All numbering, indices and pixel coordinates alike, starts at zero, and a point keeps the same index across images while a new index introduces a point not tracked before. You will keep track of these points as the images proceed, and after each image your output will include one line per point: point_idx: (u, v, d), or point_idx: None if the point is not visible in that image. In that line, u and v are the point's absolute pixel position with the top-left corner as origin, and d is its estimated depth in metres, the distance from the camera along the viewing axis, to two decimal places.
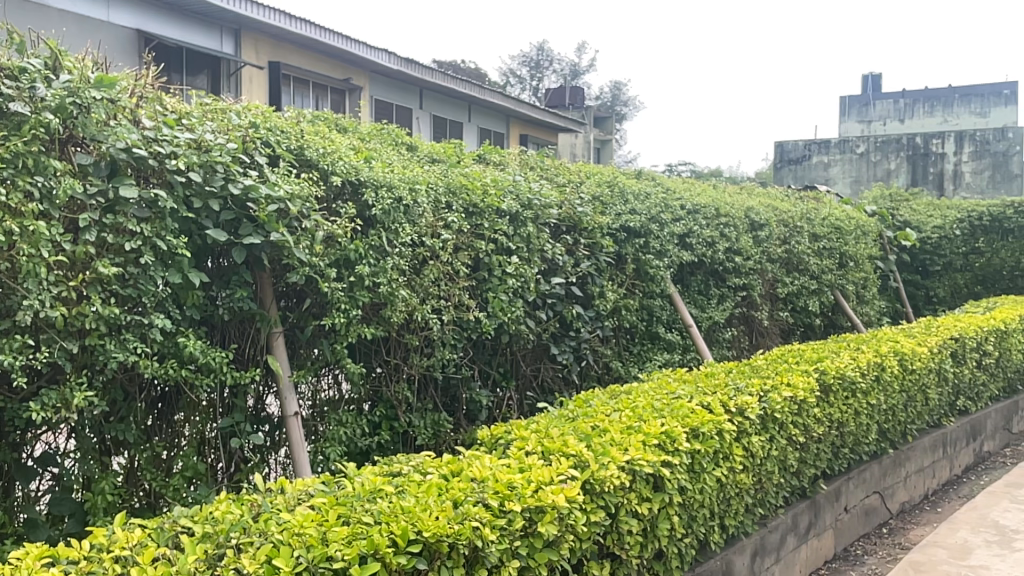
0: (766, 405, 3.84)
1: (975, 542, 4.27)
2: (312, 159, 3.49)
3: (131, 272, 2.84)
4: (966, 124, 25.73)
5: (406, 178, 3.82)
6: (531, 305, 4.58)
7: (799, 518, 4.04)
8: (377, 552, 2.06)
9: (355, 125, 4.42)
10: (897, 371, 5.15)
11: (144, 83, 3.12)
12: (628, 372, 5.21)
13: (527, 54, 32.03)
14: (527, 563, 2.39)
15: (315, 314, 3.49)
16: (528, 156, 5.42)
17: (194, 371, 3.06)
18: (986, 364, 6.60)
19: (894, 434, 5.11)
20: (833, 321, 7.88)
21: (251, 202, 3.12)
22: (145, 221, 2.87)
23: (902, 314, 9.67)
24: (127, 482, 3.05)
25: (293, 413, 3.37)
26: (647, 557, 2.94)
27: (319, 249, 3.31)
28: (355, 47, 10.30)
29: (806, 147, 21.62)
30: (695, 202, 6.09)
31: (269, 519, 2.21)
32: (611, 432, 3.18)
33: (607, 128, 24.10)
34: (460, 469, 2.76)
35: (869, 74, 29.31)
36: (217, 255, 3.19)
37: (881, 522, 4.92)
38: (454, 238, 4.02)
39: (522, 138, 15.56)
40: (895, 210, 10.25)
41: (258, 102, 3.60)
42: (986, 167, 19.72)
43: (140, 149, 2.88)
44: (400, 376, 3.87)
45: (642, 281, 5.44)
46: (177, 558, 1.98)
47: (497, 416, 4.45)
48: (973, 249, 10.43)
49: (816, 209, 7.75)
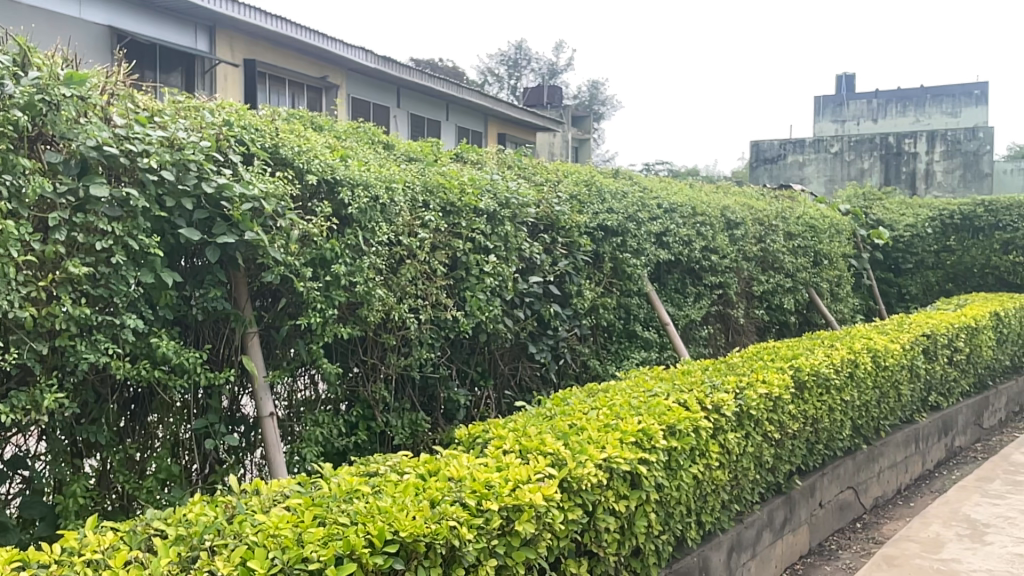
0: (741, 402, 3.87)
1: (947, 536, 4.34)
2: (288, 158, 3.46)
3: (102, 272, 2.80)
4: (937, 124, 26.05)
5: (382, 176, 3.81)
6: (509, 304, 4.58)
7: (774, 514, 4.08)
8: (353, 553, 2.05)
9: (331, 123, 4.39)
10: (871, 367, 5.22)
11: (116, 81, 3.08)
12: (606, 371, 5.23)
13: (505, 53, 32.09)
14: (505, 561, 2.39)
15: (291, 314, 3.46)
16: (506, 155, 5.41)
17: (168, 372, 3.02)
18: (957, 360, 6.70)
19: (868, 430, 5.18)
20: (808, 318, 7.97)
21: (224, 201, 3.10)
22: (117, 220, 2.83)
23: (876, 312, 9.83)
24: (99, 485, 3.02)
25: (268, 413, 3.34)
26: (624, 555, 2.96)
27: (295, 248, 3.28)
28: (331, 44, 10.23)
29: (782, 147, 21.94)
30: (672, 202, 6.11)
31: (244, 521, 2.19)
32: (588, 430, 3.19)
33: (586, 127, 24.19)
34: (438, 468, 2.75)
35: (842, 74, 29.66)
36: (190, 255, 3.16)
37: (855, 517, 4.98)
38: (431, 237, 4.00)
39: (500, 138, 15.56)
40: (869, 209, 10.39)
41: (232, 100, 3.56)
42: (957, 167, 19.98)
43: (111, 147, 2.84)
44: (378, 376, 3.86)
45: (619, 279, 5.47)
46: (150, 561, 1.95)
47: (475, 415, 4.45)
48: (944, 247, 10.54)
49: (791, 208, 7.81)
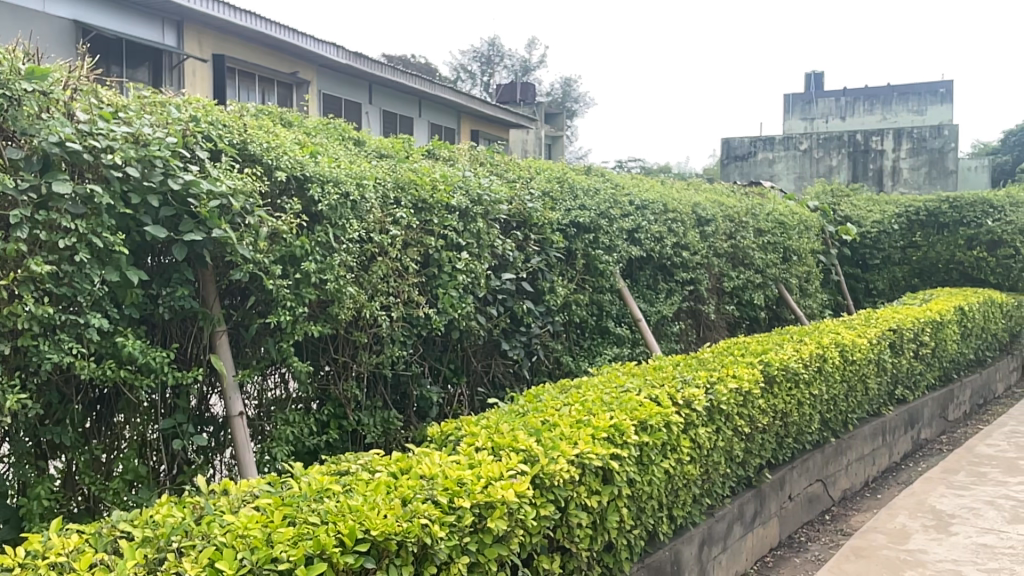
0: (711, 397, 3.90)
1: (913, 527, 4.42)
2: (256, 155, 3.42)
3: (66, 270, 2.74)
4: (904, 122, 26.19)
5: (352, 173, 3.79)
6: (482, 301, 4.57)
7: (744, 507, 4.13)
8: (324, 552, 2.03)
9: (300, 119, 4.37)
10: (839, 362, 5.29)
11: (79, 75, 3.01)
12: (579, 367, 5.26)
13: (477, 50, 32.03)
14: (477, 558, 2.39)
15: (260, 312, 3.42)
16: (478, 151, 5.40)
17: (134, 372, 2.97)
18: (923, 354, 6.82)
19: (836, 423, 5.26)
20: (777, 313, 8.07)
21: (191, 198, 3.05)
22: (80, 217, 2.78)
23: (844, 307, 10.07)
24: (64, 487, 2.96)
25: (237, 412, 3.31)
26: (597, 550, 2.97)
27: (264, 246, 3.24)
28: (301, 40, 10.13)
29: (752, 144, 22.22)
30: (643, 198, 6.15)
31: (212, 521, 2.17)
32: (561, 426, 3.21)
33: (559, 124, 24.22)
34: (409, 466, 2.74)
35: (811, 74, 30.20)
36: (157, 253, 3.12)
37: (823, 509, 5.05)
38: (403, 234, 3.98)
39: (472, 134, 15.52)
40: (837, 206, 10.66)
41: (200, 95, 3.51)
42: (922, 163, 20.25)
43: (74, 143, 2.78)
44: (349, 374, 3.83)
45: (591, 277, 5.49)
46: (116, 563, 1.92)
47: (448, 412, 4.43)
48: (910, 243, 10.63)
49: (761, 204, 7.90)
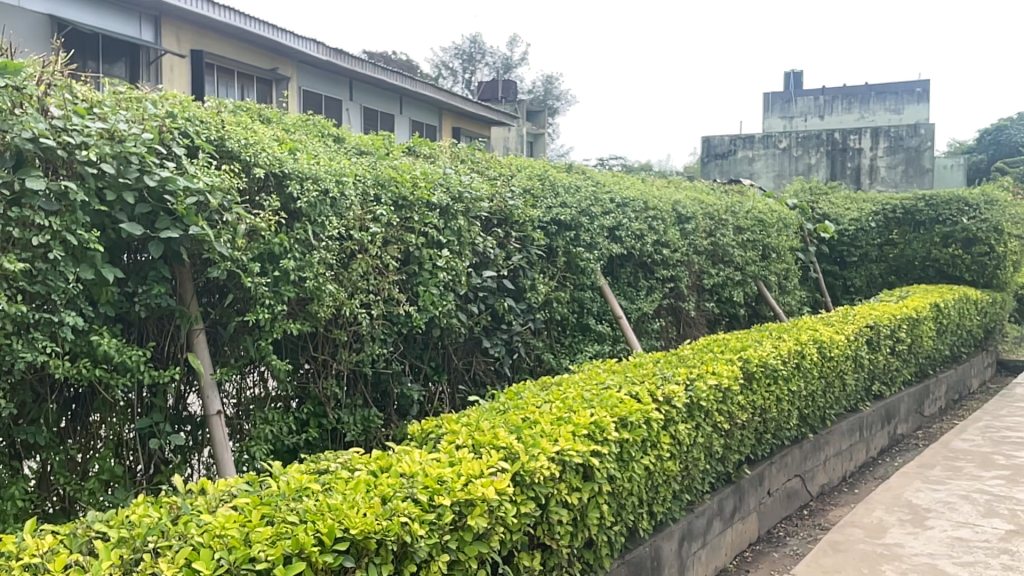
0: (691, 394, 3.92)
1: (890, 522, 4.47)
2: (234, 151, 3.39)
3: (40, 268, 2.70)
4: (881, 121, 26.44)
5: (332, 170, 3.77)
6: (463, 298, 4.56)
7: (724, 503, 4.16)
8: (302, 552, 2.02)
9: (279, 116, 4.33)
10: (817, 358, 5.33)
11: (53, 70, 2.96)
12: (560, 364, 5.27)
13: (459, 46, 31.90)
14: (457, 556, 2.38)
15: (238, 310, 3.39)
16: (459, 148, 5.39)
17: (110, 371, 2.94)
18: (900, 350, 6.90)
19: (814, 419, 5.31)
20: (757, 310, 8.13)
21: (168, 194, 3.02)
22: (54, 214, 2.75)
23: (822, 304, 10.22)
24: (39, 487, 2.93)
25: (216, 411, 3.28)
26: (578, 546, 2.98)
27: (242, 243, 3.21)
28: (281, 36, 10.04)
29: (732, 143, 22.37)
30: (624, 196, 6.17)
31: (190, 521, 2.14)
32: (541, 424, 3.21)
33: (541, 122, 24.24)
34: (389, 464, 2.73)
35: (789, 73, 30.42)
36: (133, 251, 3.08)
37: (802, 504, 5.10)
38: (383, 231, 3.96)
39: (454, 132, 15.47)
40: (815, 203, 10.76)
41: (176, 91, 3.48)
42: (899, 162, 20.47)
43: (48, 139, 2.75)
44: (329, 373, 3.80)
45: (572, 274, 5.51)
46: (91, 564, 1.91)
47: (429, 410, 4.41)
48: (887, 241, 10.75)
49: (740, 202, 7.96)
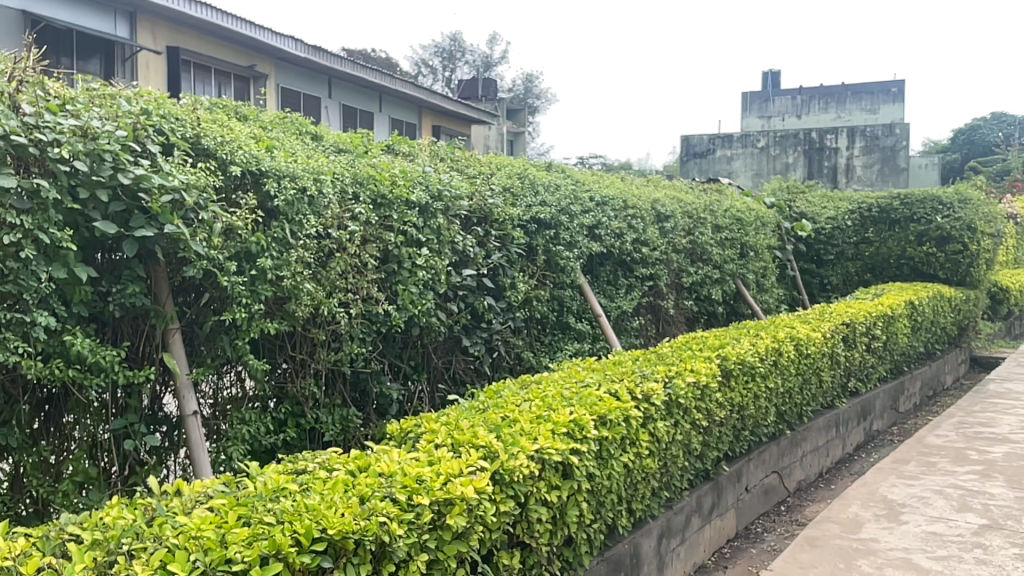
0: (670, 391, 3.94)
1: (865, 517, 4.52)
2: (210, 149, 3.36)
3: (11, 267, 2.66)
4: (858, 120, 26.67)
5: (310, 168, 3.75)
6: (442, 297, 4.55)
7: (702, 500, 4.19)
8: (279, 553, 2.01)
9: (256, 113, 4.30)
10: (794, 355, 5.38)
11: (25, 66, 2.92)
12: (540, 363, 5.27)
13: (439, 45, 31.84)
14: (436, 555, 2.38)
15: (214, 310, 3.36)
16: (438, 147, 5.37)
17: (83, 371, 2.91)
18: (875, 347, 6.98)
19: (791, 416, 5.35)
20: (735, 308, 8.19)
21: (143, 193, 2.98)
22: (26, 212, 2.71)
23: (799, 301, 10.34)
24: (11, 489, 2.91)
25: (192, 412, 3.25)
26: (557, 544, 2.98)
27: (218, 242, 3.18)
28: (258, 33, 9.96)
29: (710, 142, 22.52)
30: (604, 194, 6.19)
31: (165, 522, 2.12)
32: (520, 422, 3.21)
33: (521, 120, 24.24)
34: (368, 464, 2.71)
35: (767, 73, 30.66)
36: (107, 249, 3.04)
37: (779, 500, 5.15)
38: (361, 230, 3.93)
39: (434, 130, 15.44)
40: (793, 202, 10.83)
41: (151, 88, 3.44)
42: (875, 162, 20.66)
43: (20, 136, 2.72)
44: (307, 373, 3.78)
45: (552, 272, 5.51)
46: (64, 566, 1.88)
47: (408, 410, 4.40)
48: (863, 239, 10.87)
49: (718, 201, 8.01)
